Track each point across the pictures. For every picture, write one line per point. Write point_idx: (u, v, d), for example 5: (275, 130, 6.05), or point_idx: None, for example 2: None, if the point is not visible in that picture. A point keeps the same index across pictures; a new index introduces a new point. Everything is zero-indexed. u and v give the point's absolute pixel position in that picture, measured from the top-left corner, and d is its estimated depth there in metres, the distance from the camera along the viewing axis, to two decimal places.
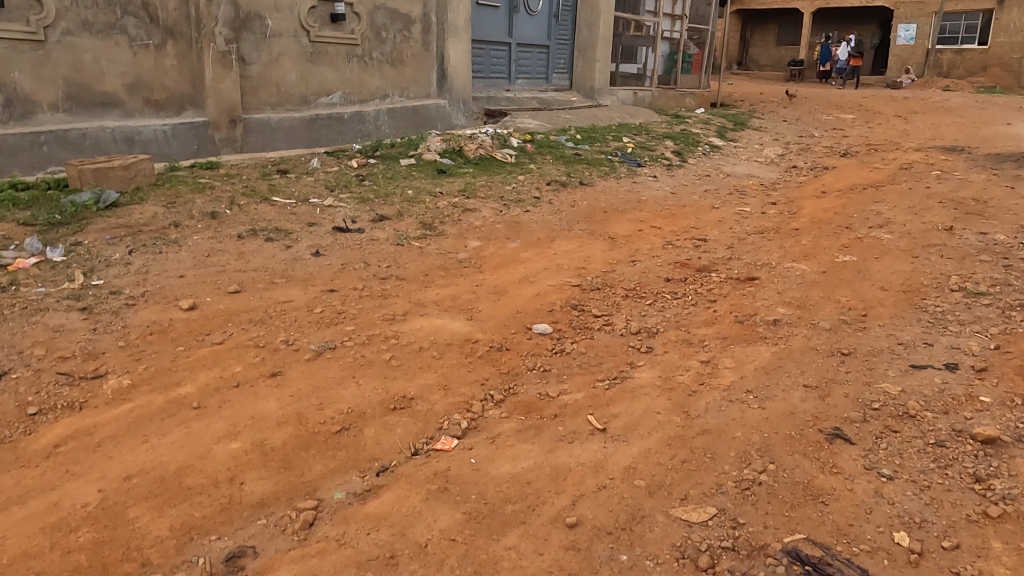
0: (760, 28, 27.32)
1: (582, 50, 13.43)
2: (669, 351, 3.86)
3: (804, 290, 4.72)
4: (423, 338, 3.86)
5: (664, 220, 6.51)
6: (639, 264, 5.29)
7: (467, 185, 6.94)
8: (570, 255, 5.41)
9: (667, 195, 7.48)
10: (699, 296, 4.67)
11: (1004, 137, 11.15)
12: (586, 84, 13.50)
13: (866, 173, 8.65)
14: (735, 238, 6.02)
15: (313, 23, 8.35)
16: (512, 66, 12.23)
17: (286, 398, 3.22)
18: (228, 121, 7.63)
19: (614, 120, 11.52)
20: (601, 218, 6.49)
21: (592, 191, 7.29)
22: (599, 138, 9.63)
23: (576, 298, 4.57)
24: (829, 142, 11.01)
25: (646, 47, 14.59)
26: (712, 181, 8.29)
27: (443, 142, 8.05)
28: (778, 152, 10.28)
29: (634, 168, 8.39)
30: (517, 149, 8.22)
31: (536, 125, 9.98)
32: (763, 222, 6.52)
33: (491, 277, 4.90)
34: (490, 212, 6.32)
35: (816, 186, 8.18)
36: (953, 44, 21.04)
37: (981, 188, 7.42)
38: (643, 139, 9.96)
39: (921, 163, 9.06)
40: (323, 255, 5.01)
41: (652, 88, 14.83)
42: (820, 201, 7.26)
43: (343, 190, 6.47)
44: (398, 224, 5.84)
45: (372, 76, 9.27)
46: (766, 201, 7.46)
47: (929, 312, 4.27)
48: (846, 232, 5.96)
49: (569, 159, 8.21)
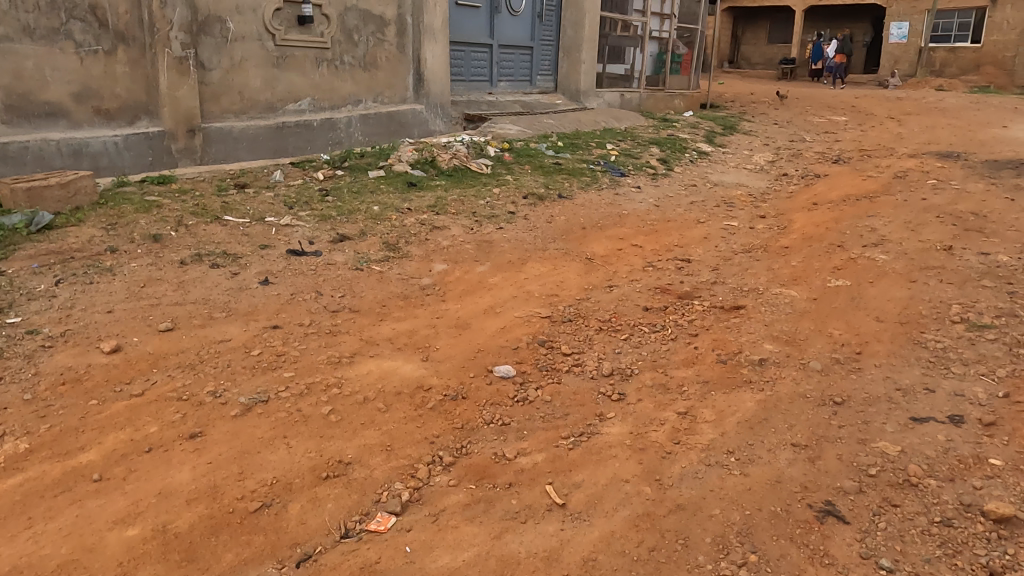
0: (751, 26, 26.98)
1: (567, 51, 13.04)
2: (642, 399, 3.48)
3: (793, 321, 4.35)
4: (369, 386, 3.47)
5: (646, 237, 6.14)
6: (616, 290, 4.91)
7: (437, 200, 6.55)
8: (542, 280, 5.02)
9: (649, 208, 7.10)
10: (679, 329, 4.29)
11: (1001, 141, 10.80)
12: (571, 86, 13.11)
13: (859, 182, 8.29)
14: (720, 258, 5.64)
15: (278, 26, 7.95)
16: (493, 68, 11.83)
17: (202, 466, 2.83)
18: (186, 131, 7.22)
19: (599, 124, 11.14)
20: (579, 235, 6.11)
21: (571, 205, 6.90)
22: (581, 145, 9.24)
23: (545, 332, 4.19)
24: (821, 147, 10.65)
25: (634, 47, 14.20)
26: (699, 192, 7.92)
27: (415, 151, 7.66)
28: (768, 158, 9.92)
29: (617, 178, 8.01)
30: (493, 158, 7.83)
31: (517, 131, 9.59)
32: (751, 239, 6.16)
33: (454, 308, 4.51)
34: (460, 230, 5.93)
35: (807, 197, 7.82)
36: (946, 42, 20.68)
37: (980, 199, 7.06)
38: (628, 145, 9.58)
39: (916, 170, 8.71)
40: (272, 283, 4.61)
41: (639, 90, 14.45)
42: (811, 215, 6.90)
43: (303, 207, 6.07)
44: (360, 246, 5.44)
45: (344, 82, 8.86)
46: (754, 214, 7.09)
47: (929, 348, 3.90)
48: (838, 251, 5.60)
49: (548, 169, 7.83)
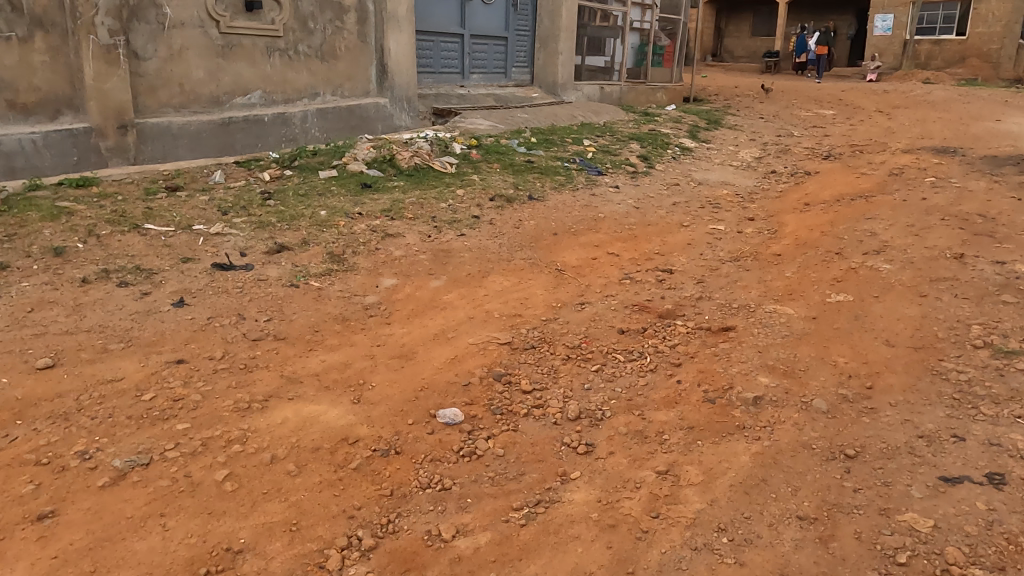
0: (735, 19, 26.45)
1: (544, 42, 12.41)
2: (615, 451, 2.88)
3: (791, 346, 3.76)
4: (281, 439, 2.84)
5: (624, 244, 5.54)
6: (588, 309, 4.30)
7: (394, 203, 5.91)
8: (504, 297, 4.40)
9: (628, 210, 6.50)
10: (660, 358, 3.69)
11: (998, 135, 10.30)
12: (548, 78, 12.49)
13: (853, 181, 7.74)
14: (705, 268, 5.06)
15: (223, 12, 7.27)
16: (465, 59, 11.19)
17: (43, 563, 2.19)
18: (117, 127, 6.54)
19: (576, 118, 10.52)
20: (550, 242, 5.50)
21: (542, 207, 6.28)
22: (556, 140, 8.63)
23: (502, 363, 3.57)
24: (810, 142, 10.11)
25: (614, 38, 13.59)
26: (682, 192, 7.33)
27: (373, 149, 7.01)
28: (754, 155, 9.34)
29: (593, 177, 7.40)
30: (458, 156, 7.19)
31: (488, 126, 8.95)
32: (739, 247, 5.58)
33: (399, 333, 3.89)
34: (415, 238, 5.30)
35: (798, 197, 7.25)
36: (931, 35, 20.22)
37: (983, 199, 6.52)
38: (606, 141, 8.99)
39: (912, 167, 8.17)
40: (187, 305, 3.96)
41: (620, 83, 13.85)
42: (803, 217, 6.33)
43: (240, 212, 5.41)
44: (299, 258, 4.80)
45: (298, 73, 8.18)
46: (742, 217, 6.51)
47: (952, 382, 3.33)
48: (836, 260, 5.03)
49: (519, 168, 7.21)
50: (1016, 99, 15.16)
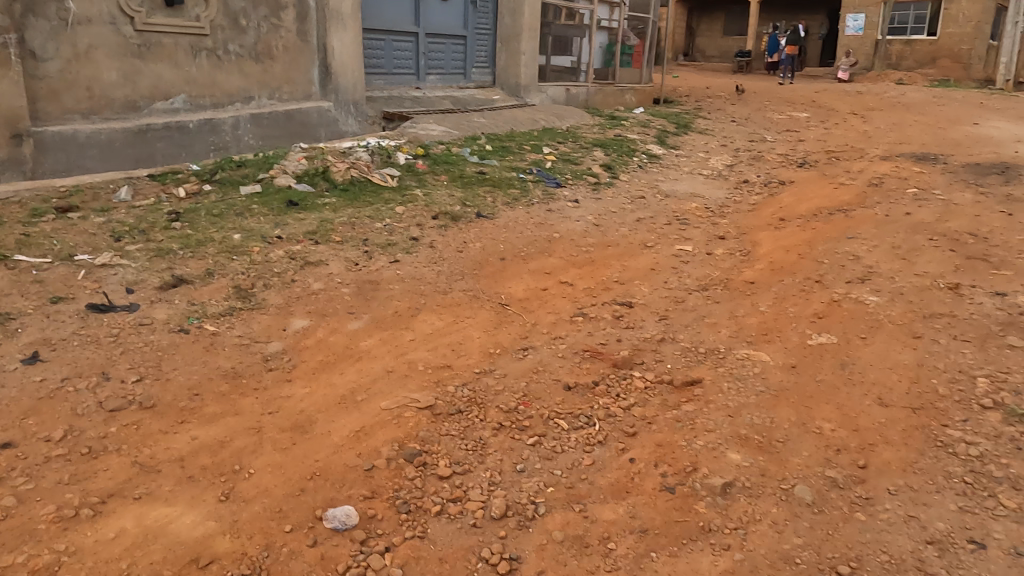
0: (707, 18, 26.02)
1: (505, 42, 11.78)
2: (545, 570, 2.26)
3: (768, 407, 3.16)
4: (108, 567, 2.18)
5: (579, 271, 4.91)
6: (531, 357, 3.66)
7: (321, 224, 5.23)
8: (433, 342, 3.75)
9: (587, 228, 5.87)
10: (611, 425, 3.07)
11: (977, 140, 9.88)
12: (510, 79, 11.86)
13: (830, 192, 7.20)
14: (669, 300, 4.45)
15: (138, 7, 6.53)
16: (420, 59, 10.52)
17: None
18: (10, 136, 5.79)
19: (539, 122, 9.89)
20: (496, 269, 4.85)
21: (490, 226, 5.63)
22: (513, 148, 8.00)
23: (418, 436, 2.92)
24: (784, 148, 9.59)
25: (580, 37, 12.99)
26: (648, 206, 6.72)
27: (306, 160, 6.32)
28: (725, 163, 8.79)
29: (551, 190, 6.77)
30: (402, 168, 6.53)
31: (440, 132, 8.30)
32: (708, 273, 4.99)
33: (298, 395, 3.22)
34: (340, 266, 4.62)
35: (773, 211, 6.69)
36: (902, 35, 19.88)
37: (971, 215, 6.00)
38: (568, 148, 8.38)
39: (893, 177, 7.65)
40: (42, 361, 3.26)
41: (587, 84, 13.26)
42: (778, 236, 5.77)
43: (138, 237, 4.70)
44: (197, 294, 4.11)
45: (228, 75, 7.45)
46: (711, 235, 5.92)
47: (960, 457, 2.76)
48: (816, 290, 4.45)
49: (468, 180, 6.57)
50: (991, 102, 14.82)
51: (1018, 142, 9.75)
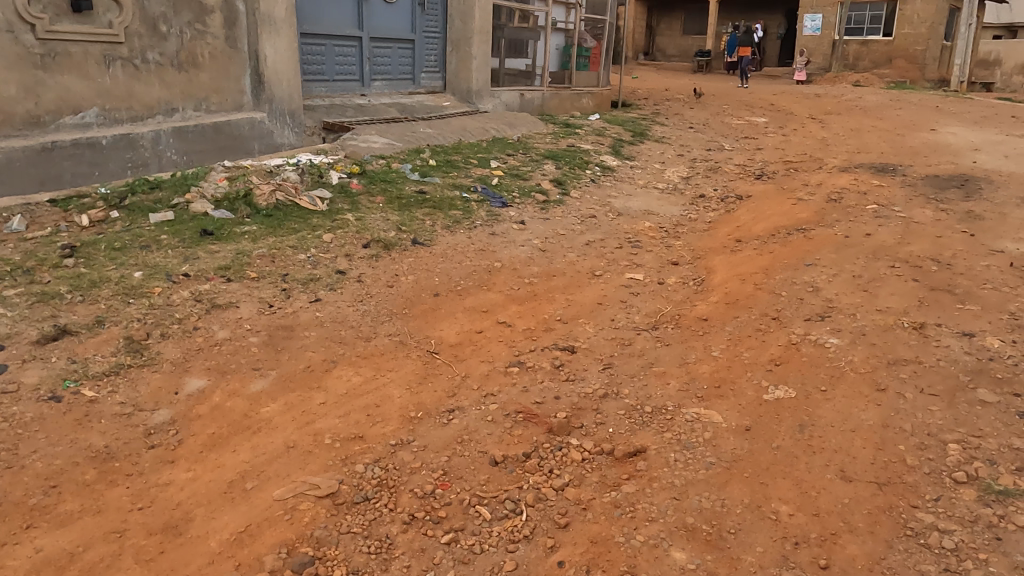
0: (666, 17, 25.82)
1: (455, 45, 11.33)
2: None
3: (718, 484, 2.79)
4: None
5: (519, 307, 4.51)
6: (456, 421, 3.25)
7: (237, 257, 4.75)
8: (346, 406, 3.31)
9: (531, 255, 5.48)
10: (539, 512, 2.68)
11: (935, 148, 9.71)
12: (461, 85, 11.41)
13: (788, 209, 6.91)
14: (615, 343, 4.08)
15: (40, 14, 5.94)
16: (365, 65, 10.02)
17: None
18: None
19: (489, 130, 9.47)
20: (428, 308, 4.42)
21: (426, 255, 5.20)
22: (459, 162, 7.58)
23: (313, 538, 2.50)
24: (742, 158, 9.32)
25: (534, 40, 12.58)
26: (599, 226, 6.36)
27: (227, 182, 5.81)
28: (681, 175, 8.47)
29: (497, 210, 6.37)
30: (335, 189, 6.06)
31: (382, 145, 7.84)
32: (659, 308, 4.63)
33: (178, 483, 2.76)
34: (252, 309, 4.15)
35: (729, 231, 6.38)
36: (859, 36, 19.85)
37: (932, 236, 5.75)
38: (517, 161, 7.98)
39: (852, 191, 7.40)
40: None
41: (542, 88, 12.87)
42: (734, 262, 5.44)
43: (21, 279, 4.18)
44: (79, 349, 3.61)
45: (147, 86, 6.89)
46: (664, 260, 5.58)
47: (932, 552, 2.42)
48: (772, 330, 4.11)
49: (406, 201, 6.13)
50: (947, 105, 14.80)
51: (975, 150, 9.60)
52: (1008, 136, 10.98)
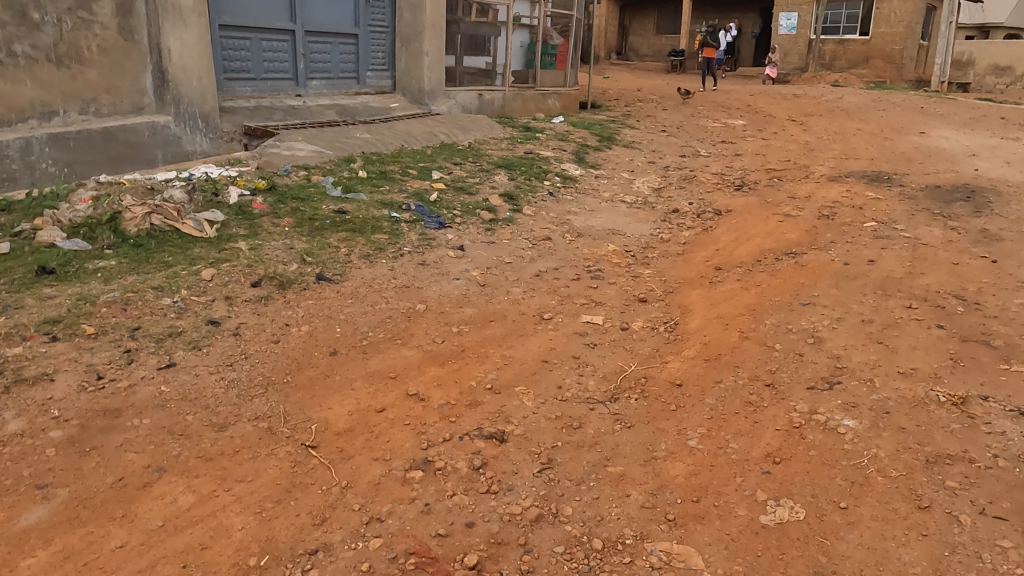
0: (639, 15, 24.97)
1: (405, 41, 10.27)
2: None
3: None
4: None
5: (439, 371, 3.47)
6: (316, 573, 2.22)
7: (76, 304, 3.66)
8: (155, 553, 2.26)
9: (466, 293, 4.45)
10: None
11: (929, 154, 8.86)
12: (412, 85, 10.35)
13: (773, 227, 5.96)
14: (560, 425, 3.07)
15: None
16: (299, 62, 8.93)
17: None
18: None
19: (438, 134, 8.41)
20: (318, 375, 3.37)
21: (332, 296, 4.15)
22: (395, 172, 6.53)
23: None
24: (719, 165, 8.39)
25: (494, 36, 11.55)
26: (553, 251, 5.35)
27: (91, 203, 4.70)
28: (652, 186, 7.50)
29: (431, 232, 5.34)
30: (231, 210, 4.98)
31: (307, 153, 6.77)
32: (621, 367, 3.62)
33: None
34: (69, 384, 3.06)
35: (707, 255, 5.40)
36: (835, 35, 19.06)
37: (947, 263, 4.82)
38: (464, 171, 6.97)
39: (845, 205, 6.47)
40: None
41: (503, 88, 11.84)
42: (714, 299, 4.46)
43: None
44: None
45: (15, 85, 5.76)
46: (629, 297, 4.59)
47: None
48: (767, 405, 3.12)
49: (321, 222, 5.08)
50: (931, 106, 14.04)
51: (972, 156, 8.74)
52: (1003, 139, 10.14)
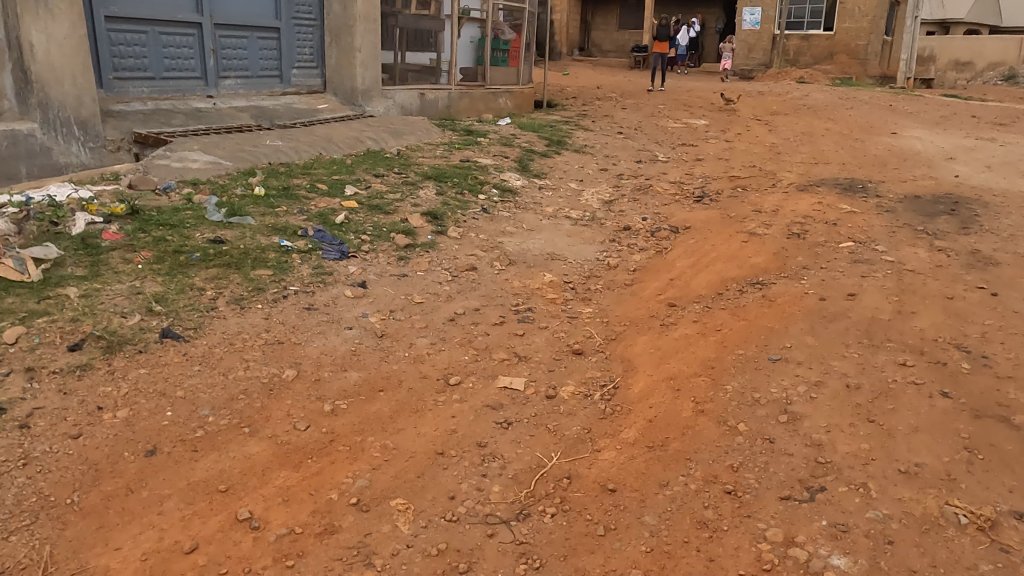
0: (601, 10, 24.18)
1: (335, 36, 9.30)
2: None
3: None
4: None
5: (290, 477, 2.58)
6: None
7: None
8: None
9: (355, 349, 3.55)
10: None
11: (902, 158, 8.17)
12: (344, 84, 9.40)
13: (736, 248, 5.15)
14: (441, 567, 2.21)
15: None
16: (208, 58, 7.93)
17: None
18: None
19: (364, 139, 7.48)
20: (117, 491, 2.45)
21: (174, 361, 3.22)
22: (300, 188, 5.60)
23: None
24: (677, 172, 7.60)
25: (437, 30, 10.60)
26: (476, 285, 4.47)
27: None
28: (602, 198, 6.65)
29: (329, 263, 4.43)
30: (72, 243, 4.03)
31: (200, 166, 5.83)
32: (539, 460, 2.76)
33: None
34: None
35: (659, 287, 4.57)
36: (799, 29, 18.43)
37: (940, 299, 4.05)
38: (385, 184, 6.06)
39: (816, 220, 5.70)
40: None
41: (449, 86, 10.90)
42: (665, 351, 3.62)
43: None
44: None
45: None
46: (560, 347, 3.74)
47: None
48: (726, 530, 2.30)
49: (188, 256, 4.15)
50: (900, 104, 13.45)
51: (949, 160, 8.07)
52: (977, 140, 9.54)
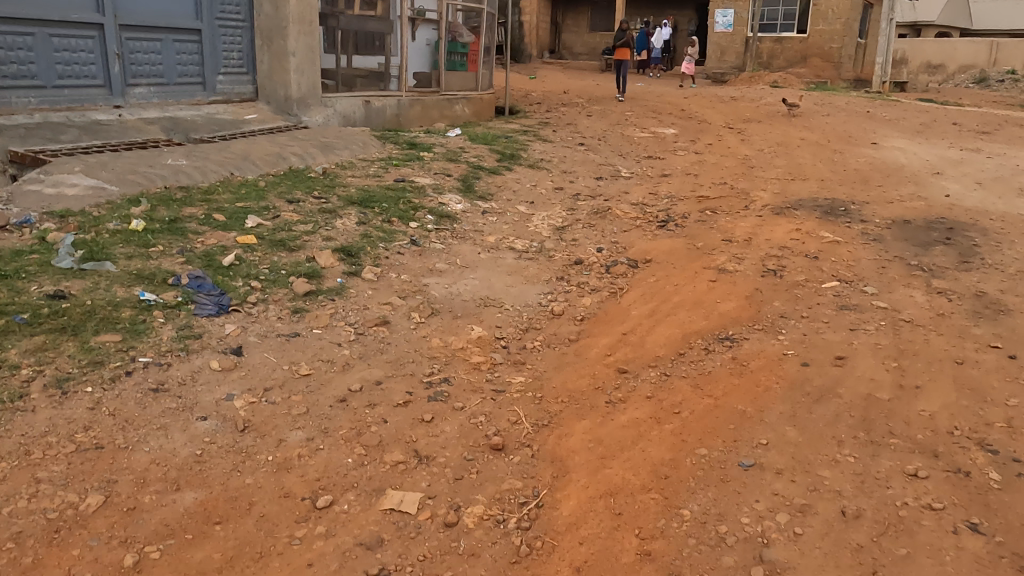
0: (572, 12, 23.45)
1: (266, 38, 8.39)
2: None
3: None
4: None
5: None
6: None
7: None
8: None
9: (201, 452, 2.69)
10: None
11: (884, 172, 7.49)
12: (276, 91, 8.50)
13: (704, 290, 4.38)
14: None
15: None
16: (113, 63, 7.00)
17: None
18: None
19: (288, 155, 6.61)
20: None
21: None
22: (189, 220, 4.72)
23: None
24: (640, 191, 6.83)
25: (385, 32, 9.72)
26: (385, 347, 3.63)
27: None
28: (553, 224, 5.85)
29: (200, 322, 3.56)
30: None
31: (76, 194, 4.94)
32: None
33: None
34: None
35: (609, 345, 3.77)
36: (772, 32, 17.82)
37: (948, 364, 3.30)
38: (297, 212, 5.19)
39: (795, 252, 4.95)
40: None
41: (399, 92, 9.99)
42: (608, 446, 2.82)
43: None
44: None
45: None
46: (477, 438, 2.92)
47: None
48: None
49: (10, 319, 3.26)
50: (877, 110, 12.86)
51: (935, 175, 7.40)
52: (961, 151, 8.90)
